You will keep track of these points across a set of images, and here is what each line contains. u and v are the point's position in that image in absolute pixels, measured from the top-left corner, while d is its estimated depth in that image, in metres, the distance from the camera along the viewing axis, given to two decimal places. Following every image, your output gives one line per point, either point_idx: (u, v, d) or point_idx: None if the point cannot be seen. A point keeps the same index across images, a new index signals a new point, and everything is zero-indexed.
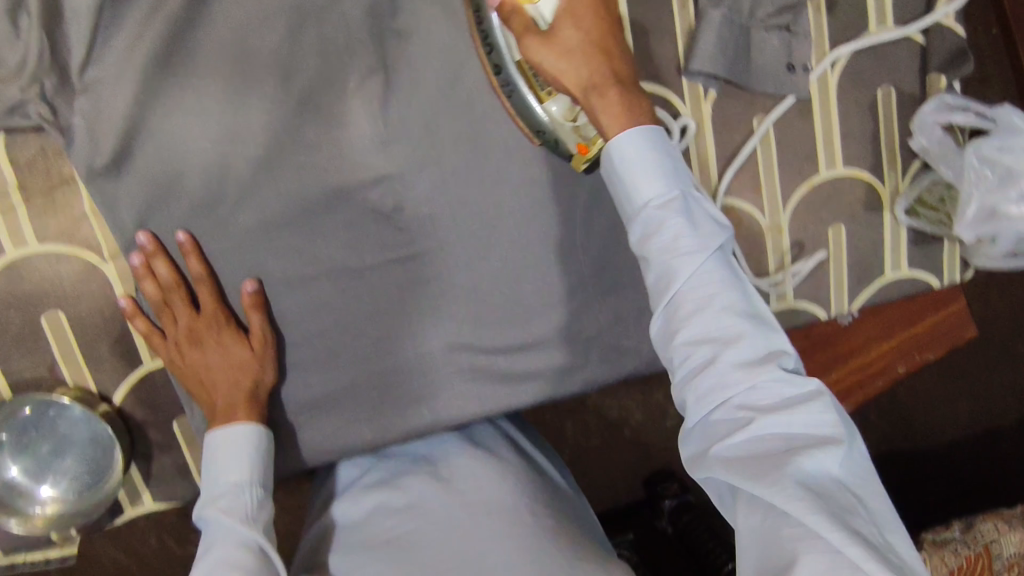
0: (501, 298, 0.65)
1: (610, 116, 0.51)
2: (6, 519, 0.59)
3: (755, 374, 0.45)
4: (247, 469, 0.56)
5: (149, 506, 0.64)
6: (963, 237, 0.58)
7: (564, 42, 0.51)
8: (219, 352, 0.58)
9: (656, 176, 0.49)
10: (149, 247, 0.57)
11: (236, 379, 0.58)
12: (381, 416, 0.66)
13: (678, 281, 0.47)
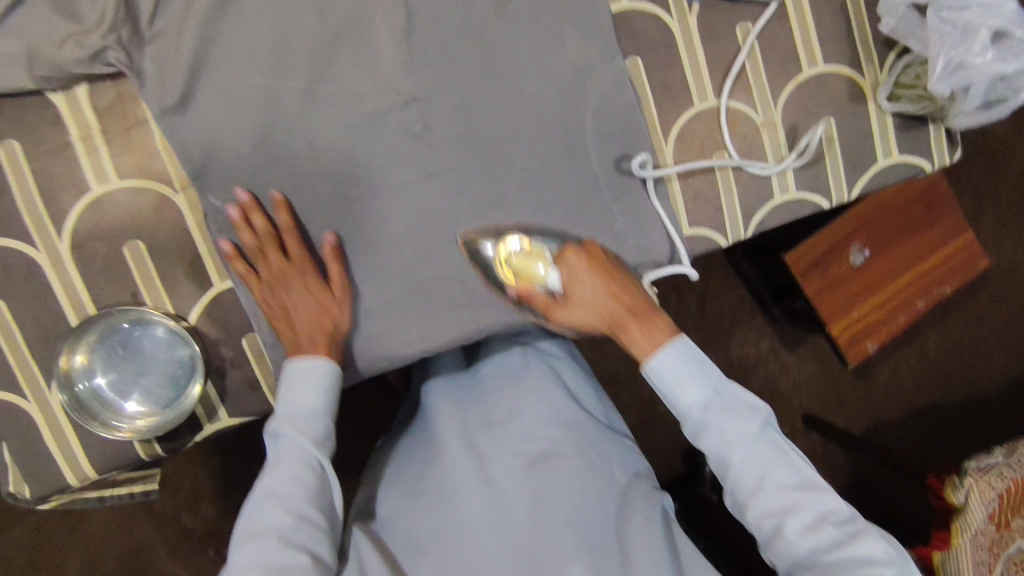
0: (526, 205, 0.72)
1: (638, 340, 0.70)
2: (92, 425, 0.63)
3: (811, 530, 0.64)
4: (319, 399, 0.67)
5: (224, 421, 0.70)
6: (938, 92, 0.66)
7: (579, 308, 0.70)
8: (301, 296, 0.66)
9: (698, 389, 0.69)
10: (249, 204, 0.65)
11: (314, 321, 0.67)
12: (427, 323, 0.72)
13: (732, 470, 0.68)
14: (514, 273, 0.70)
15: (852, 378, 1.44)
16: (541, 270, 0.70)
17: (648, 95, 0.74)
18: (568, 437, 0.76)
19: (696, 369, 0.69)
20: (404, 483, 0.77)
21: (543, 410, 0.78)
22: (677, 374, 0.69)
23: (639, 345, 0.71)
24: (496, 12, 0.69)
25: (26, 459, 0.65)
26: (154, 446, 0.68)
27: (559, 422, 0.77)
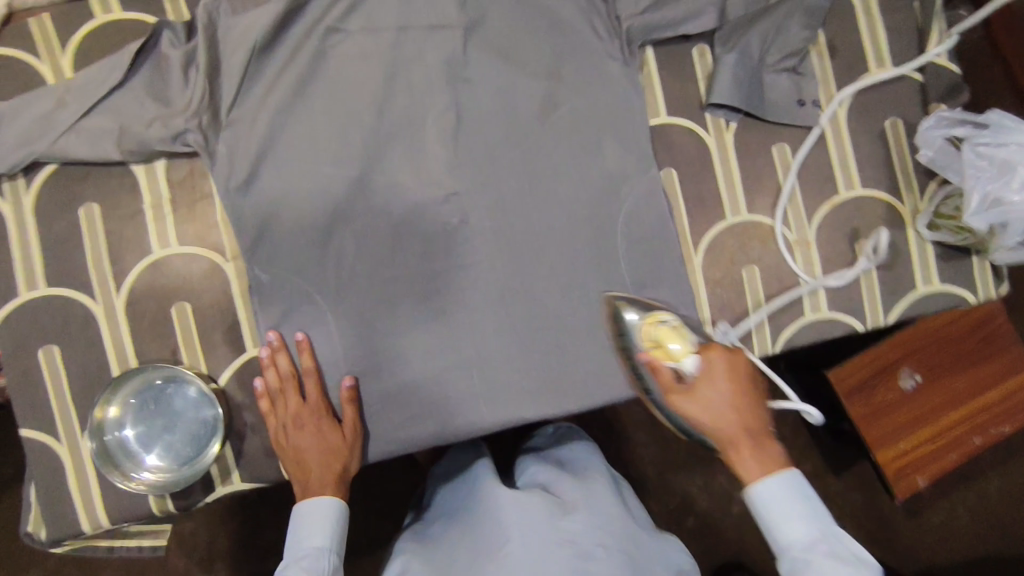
0: (552, 301, 0.74)
1: (752, 467, 0.62)
2: (113, 474, 0.66)
3: None
4: (326, 541, 0.69)
5: (236, 486, 0.71)
6: (976, 226, 0.66)
7: (706, 399, 0.63)
8: (316, 432, 0.69)
9: (801, 519, 0.61)
10: (276, 344, 0.70)
11: (327, 459, 0.69)
12: (445, 409, 0.73)
13: None
14: (658, 342, 0.66)
15: (901, 515, 1.34)
16: (680, 349, 0.64)
17: (681, 205, 0.77)
18: (615, 534, 0.71)
19: (796, 509, 0.61)
20: (434, 558, 0.71)
21: (595, 510, 0.72)
22: (781, 510, 0.61)
23: (747, 473, 0.62)
24: (539, 120, 0.74)
25: (49, 501, 0.68)
26: (167, 502, 0.70)
27: (606, 518, 0.72)
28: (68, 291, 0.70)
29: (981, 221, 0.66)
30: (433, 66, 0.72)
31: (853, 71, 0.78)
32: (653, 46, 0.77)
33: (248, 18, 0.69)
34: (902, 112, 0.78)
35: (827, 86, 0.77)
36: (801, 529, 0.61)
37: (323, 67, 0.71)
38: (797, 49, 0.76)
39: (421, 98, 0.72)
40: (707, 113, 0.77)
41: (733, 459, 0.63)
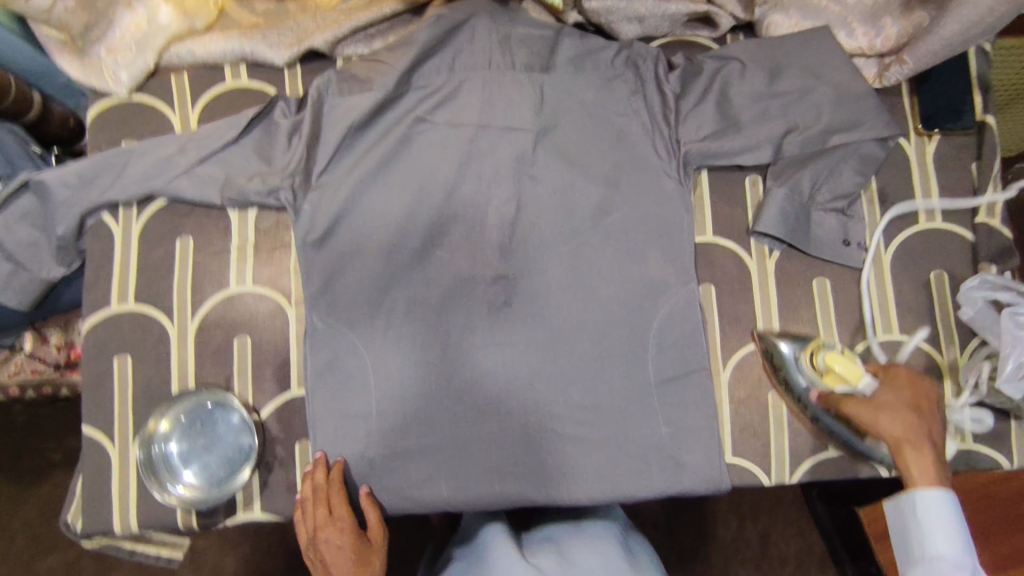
0: (578, 393, 0.78)
1: (922, 472, 0.68)
2: (154, 485, 0.73)
3: None
4: None
5: (256, 514, 0.76)
6: (1009, 392, 0.72)
7: (882, 404, 0.70)
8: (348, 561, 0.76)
9: (955, 541, 0.66)
10: (318, 461, 0.75)
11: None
12: (461, 477, 0.77)
13: None
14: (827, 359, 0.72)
15: None
16: (851, 374, 0.71)
17: (716, 321, 0.80)
18: None
19: (955, 525, 0.66)
20: None
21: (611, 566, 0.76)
22: (930, 519, 0.67)
23: (918, 474, 0.68)
24: (592, 223, 0.80)
25: (91, 496, 0.75)
26: (192, 518, 0.75)
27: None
28: (151, 309, 0.78)
29: (1015, 390, 0.71)
30: (504, 162, 0.80)
31: (903, 220, 0.81)
32: (709, 171, 0.82)
33: (351, 100, 0.79)
34: (949, 266, 0.80)
35: (875, 231, 0.80)
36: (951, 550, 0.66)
37: (407, 150, 0.80)
38: (848, 192, 0.80)
39: (488, 188, 0.80)
40: (753, 238, 0.81)
41: (906, 461, 0.68)
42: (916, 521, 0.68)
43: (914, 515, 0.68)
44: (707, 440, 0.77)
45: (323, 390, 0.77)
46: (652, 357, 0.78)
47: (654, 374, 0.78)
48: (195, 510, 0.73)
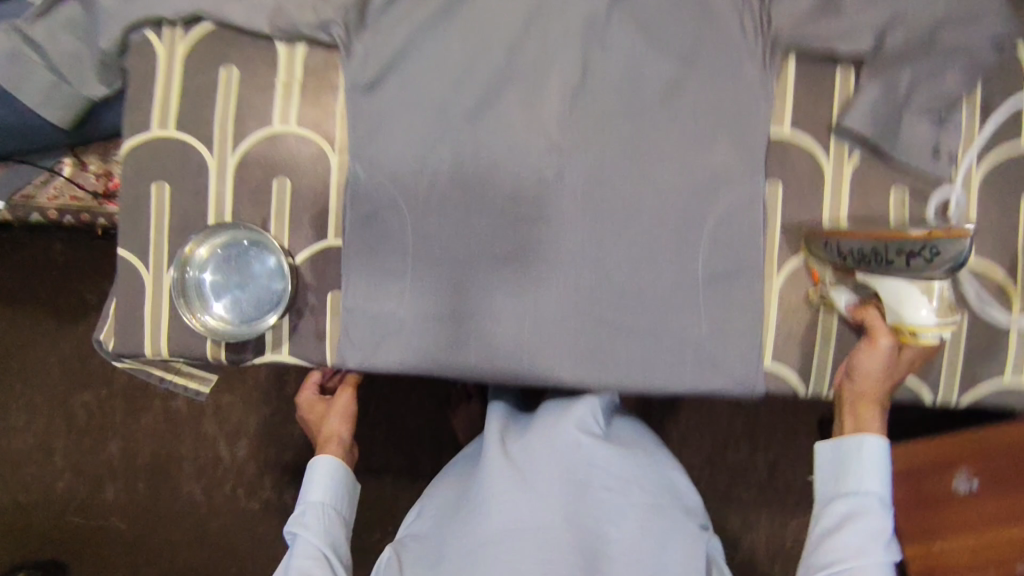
0: (619, 278, 0.75)
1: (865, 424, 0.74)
2: (184, 308, 0.72)
3: None
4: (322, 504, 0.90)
5: (284, 357, 0.76)
6: None
7: (897, 367, 0.71)
8: (337, 417, 0.97)
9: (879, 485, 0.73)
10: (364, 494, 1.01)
11: (335, 436, 0.96)
12: (491, 347, 0.75)
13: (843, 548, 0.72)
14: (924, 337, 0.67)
15: None
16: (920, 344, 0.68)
17: (778, 222, 0.75)
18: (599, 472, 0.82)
19: (885, 474, 0.73)
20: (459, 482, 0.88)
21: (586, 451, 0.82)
22: (869, 464, 0.74)
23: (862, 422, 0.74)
24: (659, 100, 0.74)
25: (125, 318, 0.76)
26: (221, 351, 0.76)
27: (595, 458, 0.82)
28: (192, 139, 0.76)
29: None
30: (574, 22, 0.73)
31: (1004, 134, 0.73)
32: (797, 59, 0.75)
33: None
34: None
35: (969, 146, 0.74)
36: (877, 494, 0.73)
37: None
38: (949, 97, 0.72)
39: (554, 49, 0.74)
40: (833, 137, 0.75)
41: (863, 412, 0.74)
42: (854, 461, 0.75)
43: (857, 454, 0.74)
44: (748, 343, 0.74)
45: (362, 242, 0.75)
46: (703, 252, 0.75)
47: (701, 269, 0.75)
48: (224, 341, 0.73)
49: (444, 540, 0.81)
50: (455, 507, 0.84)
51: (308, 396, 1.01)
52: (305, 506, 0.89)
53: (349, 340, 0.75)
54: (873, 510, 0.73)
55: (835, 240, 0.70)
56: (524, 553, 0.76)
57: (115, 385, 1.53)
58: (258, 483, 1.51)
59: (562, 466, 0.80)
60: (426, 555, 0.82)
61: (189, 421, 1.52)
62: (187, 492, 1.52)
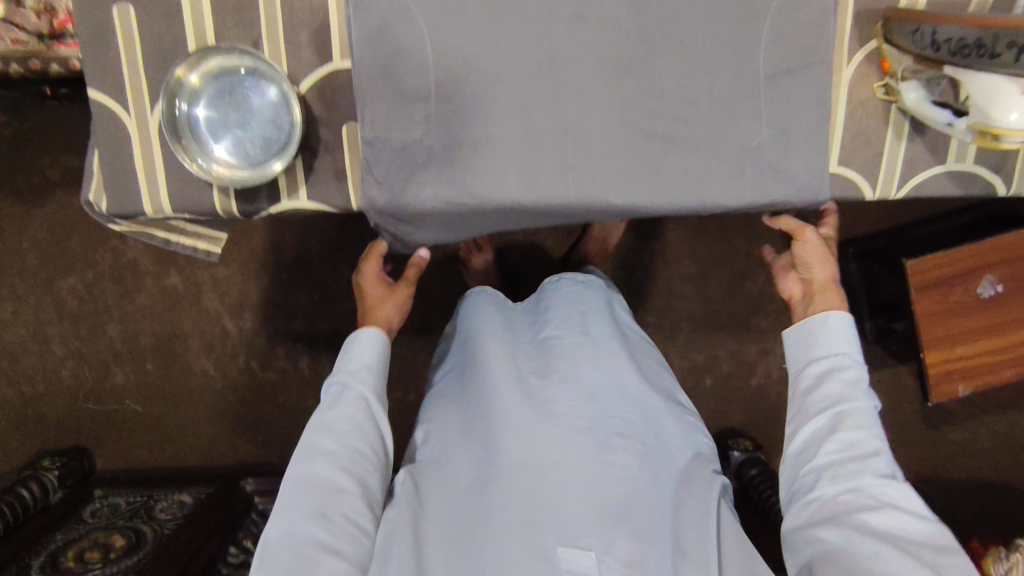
0: (670, 82, 0.67)
1: (829, 301, 0.87)
2: (179, 150, 0.63)
3: (841, 468, 0.75)
4: (371, 359, 0.91)
5: (302, 204, 0.69)
6: None
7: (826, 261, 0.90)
8: (394, 308, 1.00)
9: (841, 340, 0.83)
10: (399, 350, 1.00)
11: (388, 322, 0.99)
12: (532, 173, 0.68)
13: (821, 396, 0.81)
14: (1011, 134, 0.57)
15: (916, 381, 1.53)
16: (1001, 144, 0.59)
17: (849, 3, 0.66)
18: (612, 396, 0.83)
19: (853, 338, 0.83)
20: (461, 377, 0.92)
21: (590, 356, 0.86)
22: (834, 334, 0.83)
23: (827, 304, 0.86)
24: None
25: (114, 171, 0.67)
26: (231, 204, 0.68)
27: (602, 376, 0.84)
28: None
29: None
30: None
31: None
32: None
33: None
34: None
35: None
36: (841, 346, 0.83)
37: None
38: None
39: None
40: None
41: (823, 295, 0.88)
42: (820, 329, 0.85)
43: (818, 327, 0.85)
44: (813, 147, 0.67)
45: (376, 61, 0.65)
46: (764, 45, 0.66)
47: (762, 67, 0.66)
48: (233, 186, 0.64)
49: (459, 466, 0.81)
50: (467, 433, 0.83)
51: (371, 270, 1.02)
52: (353, 365, 0.90)
53: (374, 176, 0.67)
54: (850, 365, 0.82)
55: (931, 26, 0.58)
56: (539, 477, 0.76)
57: (101, 268, 1.44)
58: (271, 354, 1.49)
59: (572, 369, 0.84)
60: (443, 481, 0.82)
61: (188, 298, 1.46)
62: (199, 368, 1.49)
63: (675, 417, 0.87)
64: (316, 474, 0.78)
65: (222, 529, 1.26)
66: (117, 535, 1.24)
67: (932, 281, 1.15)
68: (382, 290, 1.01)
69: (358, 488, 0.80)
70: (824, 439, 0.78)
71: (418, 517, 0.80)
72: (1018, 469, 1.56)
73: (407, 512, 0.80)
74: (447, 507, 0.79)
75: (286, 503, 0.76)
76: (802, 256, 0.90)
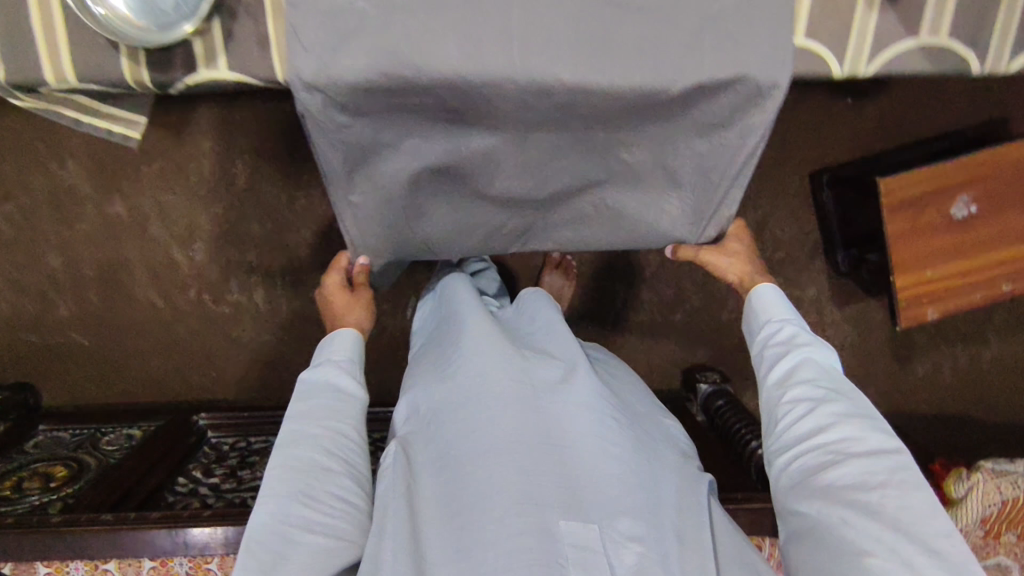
0: None
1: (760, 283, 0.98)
2: None
3: (800, 410, 0.78)
4: (343, 357, 0.92)
5: (219, 76, 0.63)
6: None
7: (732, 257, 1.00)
8: (361, 313, 1.00)
9: (780, 310, 0.92)
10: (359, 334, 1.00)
11: (359, 329, 0.99)
12: (472, 43, 0.62)
13: (774, 357, 0.86)
14: None
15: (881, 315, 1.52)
16: None
17: None
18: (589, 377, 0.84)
19: (785, 306, 0.93)
20: (428, 359, 0.93)
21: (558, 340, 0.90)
22: (769, 306, 0.94)
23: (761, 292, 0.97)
24: None
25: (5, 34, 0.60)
26: (141, 73, 0.62)
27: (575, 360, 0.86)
28: None
29: None
30: None
31: None
32: None
33: None
34: None
35: None
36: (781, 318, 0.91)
37: None
38: None
39: None
40: None
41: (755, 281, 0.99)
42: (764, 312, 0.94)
43: (761, 308, 0.94)
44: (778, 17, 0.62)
45: None
46: None
47: None
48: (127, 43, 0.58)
49: (449, 435, 0.77)
50: (453, 404, 0.79)
51: (331, 285, 1.00)
52: (335, 357, 0.92)
53: (300, 42, 0.61)
54: (784, 325, 0.90)
55: None
56: (535, 443, 0.75)
57: (37, 192, 1.36)
58: (222, 285, 1.43)
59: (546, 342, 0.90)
60: (429, 442, 0.79)
61: (132, 226, 1.39)
62: (147, 300, 1.43)
63: (656, 430, 0.87)
64: (298, 455, 0.76)
65: (169, 460, 1.22)
66: (59, 466, 1.20)
67: (904, 201, 1.12)
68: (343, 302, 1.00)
69: (345, 467, 0.78)
70: (784, 397, 0.80)
71: (413, 486, 0.76)
72: (978, 401, 1.58)
73: (399, 486, 0.76)
74: (436, 468, 0.76)
75: (270, 479, 0.73)
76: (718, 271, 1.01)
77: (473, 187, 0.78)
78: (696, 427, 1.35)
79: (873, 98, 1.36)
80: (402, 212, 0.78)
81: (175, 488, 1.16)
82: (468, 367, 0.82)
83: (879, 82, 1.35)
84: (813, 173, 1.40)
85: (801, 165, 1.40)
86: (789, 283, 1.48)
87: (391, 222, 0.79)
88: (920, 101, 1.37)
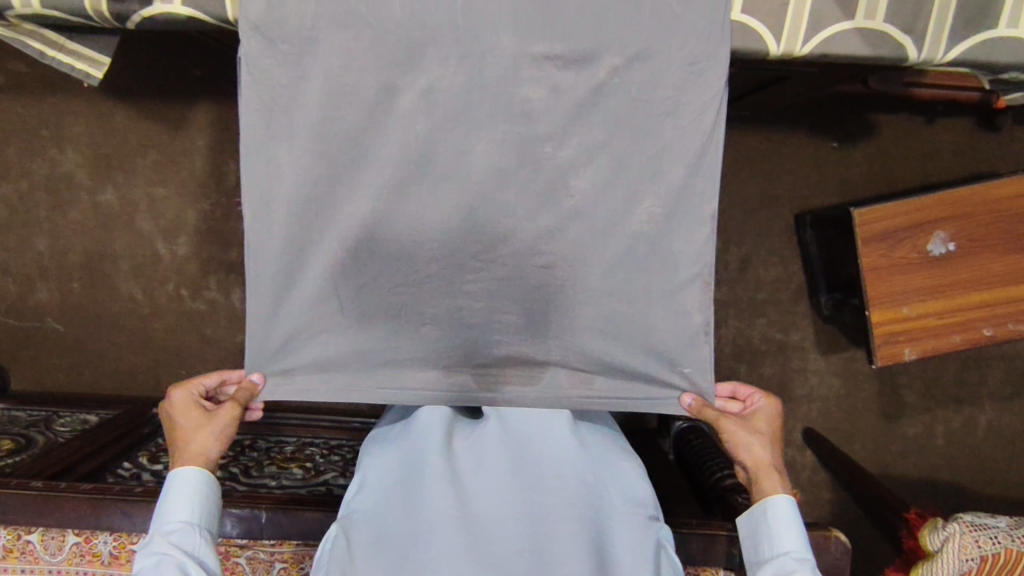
0: None
1: (768, 483, 0.77)
2: None
3: None
4: (191, 513, 0.73)
5: (175, 10, 0.66)
6: None
7: (758, 426, 0.80)
8: (213, 436, 0.76)
9: (793, 538, 0.75)
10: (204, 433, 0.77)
11: (206, 458, 0.76)
12: None
13: None
14: None
15: (868, 369, 1.46)
16: None
17: None
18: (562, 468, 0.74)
19: (799, 530, 0.75)
20: (388, 446, 0.77)
21: (538, 449, 0.75)
22: (781, 524, 0.76)
23: (760, 490, 0.78)
24: None
25: None
26: (101, 4, 0.65)
27: (543, 464, 0.74)
28: None
29: None
30: None
31: None
32: None
33: None
34: None
35: None
36: (795, 546, 0.75)
37: None
38: None
39: None
40: None
41: (759, 480, 0.78)
42: (772, 528, 0.76)
43: (766, 522, 0.77)
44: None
45: None
46: None
47: None
48: None
49: (391, 521, 0.70)
50: (399, 487, 0.73)
51: (181, 400, 0.78)
52: (168, 523, 0.72)
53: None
54: (798, 569, 0.73)
55: None
56: (492, 538, 0.69)
57: (36, 176, 1.40)
58: (202, 282, 1.44)
59: (510, 452, 0.75)
60: (380, 541, 0.68)
61: (122, 217, 1.41)
62: (126, 292, 1.44)
63: (610, 467, 0.76)
64: None
65: (118, 444, 1.19)
66: (7, 440, 1.17)
67: (879, 233, 1.10)
68: (200, 417, 0.77)
69: None
70: None
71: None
72: (970, 469, 1.49)
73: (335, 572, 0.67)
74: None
75: None
76: (732, 446, 0.79)
77: (402, 277, 0.68)
78: (664, 463, 1.29)
79: (859, 141, 1.37)
80: (299, 254, 0.68)
81: (117, 471, 1.13)
82: (421, 455, 0.74)
83: (864, 127, 1.36)
84: (799, 211, 1.39)
85: (785, 205, 1.40)
86: (771, 326, 1.44)
87: (286, 265, 0.68)
88: (906, 148, 1.37)
